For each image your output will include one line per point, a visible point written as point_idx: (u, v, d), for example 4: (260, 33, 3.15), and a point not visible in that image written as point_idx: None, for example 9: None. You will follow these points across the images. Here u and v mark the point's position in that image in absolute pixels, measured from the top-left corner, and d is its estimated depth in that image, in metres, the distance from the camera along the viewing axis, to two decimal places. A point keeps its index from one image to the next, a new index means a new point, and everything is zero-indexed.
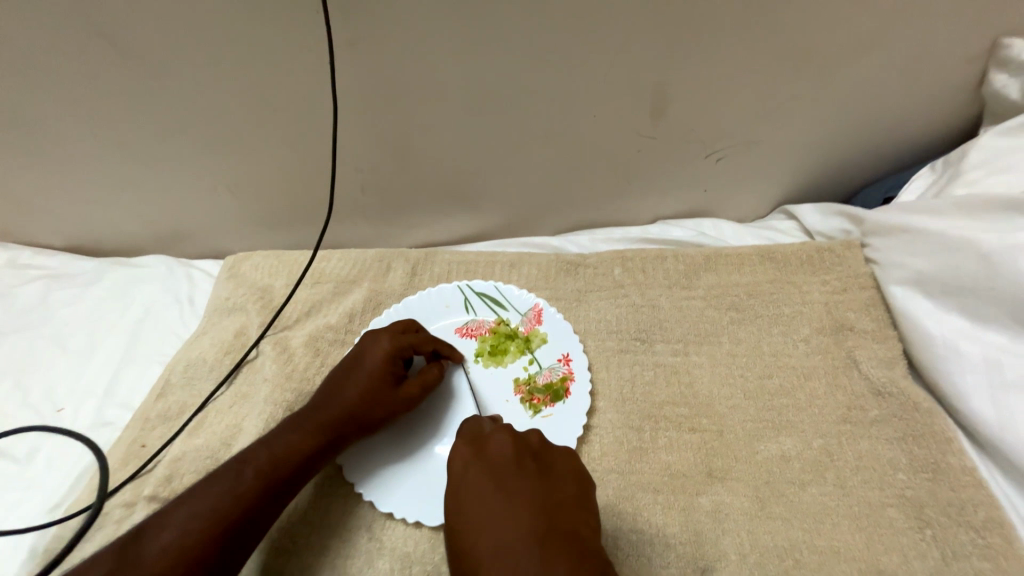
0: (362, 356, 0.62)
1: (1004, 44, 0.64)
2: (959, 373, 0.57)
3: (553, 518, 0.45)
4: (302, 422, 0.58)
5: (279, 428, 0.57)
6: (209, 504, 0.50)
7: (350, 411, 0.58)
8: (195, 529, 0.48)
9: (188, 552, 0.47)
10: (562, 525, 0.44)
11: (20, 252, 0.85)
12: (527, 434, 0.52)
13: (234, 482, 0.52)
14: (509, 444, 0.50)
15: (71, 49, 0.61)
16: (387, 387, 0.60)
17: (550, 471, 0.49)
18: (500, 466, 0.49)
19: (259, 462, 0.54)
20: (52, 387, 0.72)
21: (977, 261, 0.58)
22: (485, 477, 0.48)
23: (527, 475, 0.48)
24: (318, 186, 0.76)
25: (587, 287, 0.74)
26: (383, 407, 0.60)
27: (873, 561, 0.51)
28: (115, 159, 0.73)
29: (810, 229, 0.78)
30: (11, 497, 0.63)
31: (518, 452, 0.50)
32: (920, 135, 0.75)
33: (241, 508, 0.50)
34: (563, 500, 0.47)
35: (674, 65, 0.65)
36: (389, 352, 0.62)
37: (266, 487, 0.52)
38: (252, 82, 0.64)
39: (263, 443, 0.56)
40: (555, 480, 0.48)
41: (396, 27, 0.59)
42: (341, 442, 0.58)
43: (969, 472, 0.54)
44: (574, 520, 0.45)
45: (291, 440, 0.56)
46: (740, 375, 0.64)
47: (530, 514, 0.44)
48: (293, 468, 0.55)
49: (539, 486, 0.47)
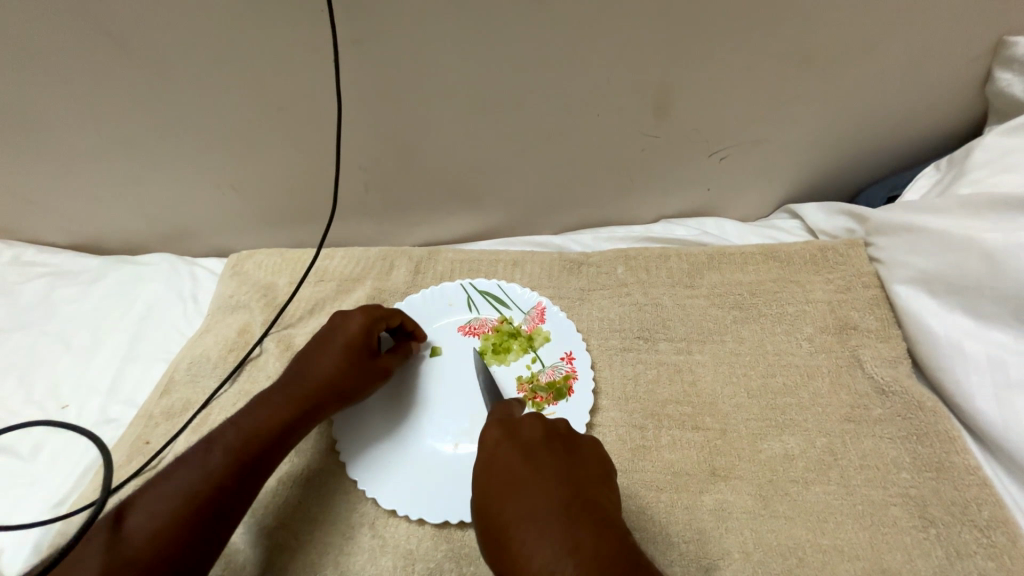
0: (336, 330, 0.63)
1: (1008, 43, 0.64)
2: (963, 372, 0.57)
3: (581, 491, 0.44)
4: (275, 396, 0.58)
5: (250, 404, 0.57)
6: (177, 485, 0.49)
7: (327, 382, 0.59)
8: (165, 511, 0.48)
9: (163, 534, 0.47)
10: (590, 497, 0.44)
11: (24, 249, 0.85)
12: (556, 421, 0.52)
13: (202, 462, 0.51)
14: (539, 427, 0.50)
15: (77, 48, 0.61)
16: (363, 358, 0.62)
17: (577, 452, 0.49)
18: (529, 443, 0.48)
19: (227, 441, 0.53)
20: (56, 384, 0.72)
21: (980, 259, 0.58)
22: (515, 452, 0.47)
23: (556, 452, 0.48)
24: (322, 184, 0.76)
25: (590, 285, 0.74)
26: (358, 378, 0.61)
27: (877, 560, 0.51)
28: (119, 157, 0.73)
29: (814, 228, 0.78)
30: (16, 493, 0.63)
31: (547, 434, 0.49)
32: (923, 135, 0.75)
33: (213, 487, 0.50)
34: (589, 477, 0.46)
35: (678, 63, 0.65)
36: (366, 325, 0.63)
37: (237, 465, 0.52)
38: (257, 81, 0.64)
39: (231, 422, 0.55)
40: (581, 460, 0.48)
41: (399, 25, 0.59)
42: (318, 413, 0.59)
43: (973, 471, 0.54)
44: (599, 494, 0.45)
45: (262, 417, 0.55)
46: (743, 374, 0.64)
47: (559, 485, 0.44)
48: (266, 443, 0.54)
49: (568, 464, 0.47)
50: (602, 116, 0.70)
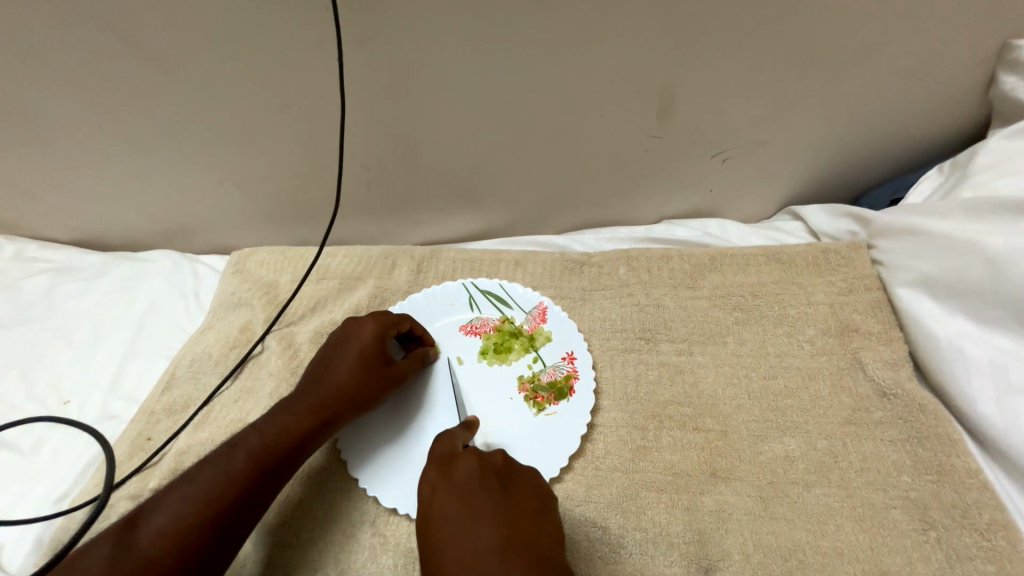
0: (349, 338, 0.63)
1: (1013, 47, 0.64)
2: (964, 376, 0.57)
3: (516, 528, 0.45)
4: (293, 404, 0.58)
5: (271, 411, 0.57)
6: (199, 489, 0.50)
7: (344, 389, 0.59)
8: (187, 514, 0.48)
9: (184, 536, 0.47)
10: (524, 534, 0.45)
11: (27, 245, 0.85)
12: (492, 453, 0.52)
13: (226, 465, 0.51)
14: (474, 463, 0.51)
15: (84, 46, 0.61)
16: (379, 365, 0.62)
17: (514, 486, 0.49)
18: (464, 482, 0.49)
19: (251, 445, 0.53)
20: (57, 379, 0.72)
21: (983, 263, 0.57)
22: (451, 495, 0.48)
23: (492, 490, 0.48)
24: (325, 183, 0.77)
25: (592, 286, 0.74)
26: (375, 386, 0.61)
27: (877, 562, 0.51)
28: (123, 154, 0.73)
29: (817, 230, 0.78)
30: (16, 488, 0.63)
31: (482, 469, 0.50)
32: (926, 136, 0.75)
33: (236, 491, 0.50)
34: (525, 512, 0.47)
35: (682, 65, 0.65)
36: (378, 332, 0.63)
37: (259, 469, 0.52)
38: (261, 80, 0.64)
39: (253, 426, 0.55)
40: (516, 495, 0.49)
41: (402, 23, 0.59)
42: (337, 421, 0.58)
43: (974, 474, 0.54)
44: (535, 531, 0.46)
45: (283, 422, 0.56)
46: (744, 375, 0.64)
47: (497, 527, 0.45)
48: (287, 450, 0.54)
49: (504, 500, 0.47)
50: (605, 116, 0.70)
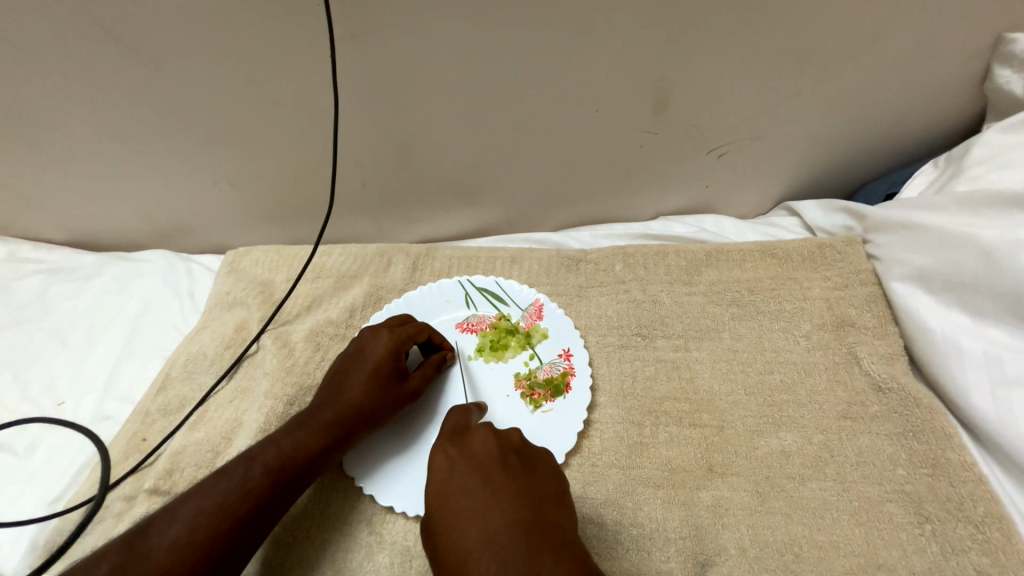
0: (364, 351, 0.63)
1: (1008, 39, 0.64)
2: (959, 369, 0.57)
3: (538, 510, 0.45)
4: (308, 420, 0.57)
5: (287, 426, 0.57)
6: (215, 500, 0.50)
7: (358, 407, 0.58)
8: (202, 526, 0.48)
9: (198, 548, 0.47)
10: (546, 516, 0.44)
11: (20, 245, 0.85)
12: (509, 433, 0.52)
13: (243, 477, 0.52)
14: (491, 441, 0.50)
15: (73, 46, 0.61)
16: (391, 382, 0.60)
17: (533, 467, 0.49)
18: (484, 460, 0.49)
19: (267, 459, 0.53)
20: (52, 380, 0.72)
21: (978, 258, 0.57)
22: (471, 473, 0.47)
23: (511, 469, 0.48)
24: (319, 181, 0.76)
25: (588, 283, 0.74)
26: (388, 401, 0.60)
27: (872, 556, 0.51)
28: (115, 154, 0.73)
29: (812, 225, 0.78)
30: (10, 490, 0.63)
31: (501, 449, 0.50)
32: (921, 130, 0.75)
33: (250, 503, 0.50)
34: (546, 494, 0.46)
35: (675, 61, 0.65)
36: (392, 346, 0.62)
37: (275, 483, 0.52)
38: (253, 79, 0.64)
39: (270, 440, 0.55)
40: (537, 477, 0.48)
41: (396, 19, 0.59)
42: (350, 439, 0.58)
43: (969, 467, 0.54)
44: (557, 513, 0.45)
45: (299, 437, 0.55)
46: (740, 371, 0.64)
47: (517, 508, 0.44)
48: (303, 465, 0.54)
49: (524, 480, 0.47)
50: (600, 114, 0.69)
